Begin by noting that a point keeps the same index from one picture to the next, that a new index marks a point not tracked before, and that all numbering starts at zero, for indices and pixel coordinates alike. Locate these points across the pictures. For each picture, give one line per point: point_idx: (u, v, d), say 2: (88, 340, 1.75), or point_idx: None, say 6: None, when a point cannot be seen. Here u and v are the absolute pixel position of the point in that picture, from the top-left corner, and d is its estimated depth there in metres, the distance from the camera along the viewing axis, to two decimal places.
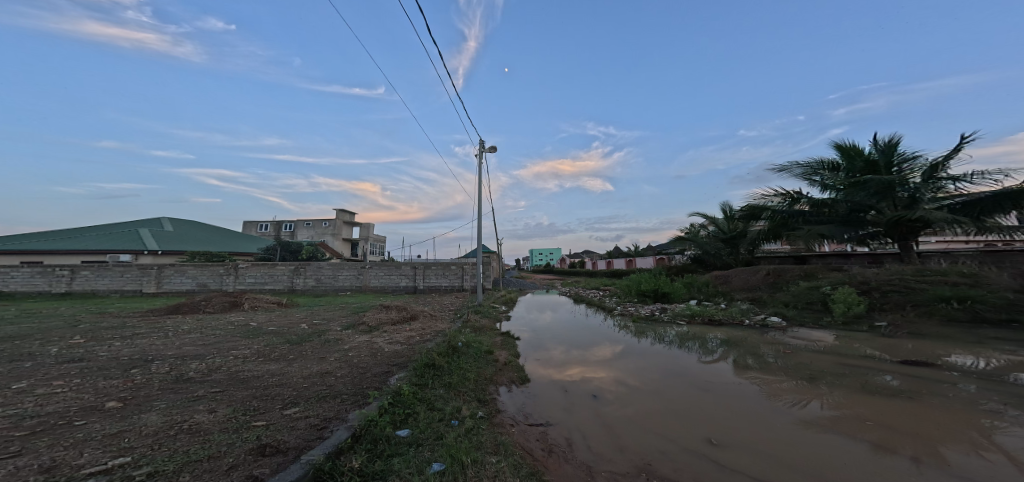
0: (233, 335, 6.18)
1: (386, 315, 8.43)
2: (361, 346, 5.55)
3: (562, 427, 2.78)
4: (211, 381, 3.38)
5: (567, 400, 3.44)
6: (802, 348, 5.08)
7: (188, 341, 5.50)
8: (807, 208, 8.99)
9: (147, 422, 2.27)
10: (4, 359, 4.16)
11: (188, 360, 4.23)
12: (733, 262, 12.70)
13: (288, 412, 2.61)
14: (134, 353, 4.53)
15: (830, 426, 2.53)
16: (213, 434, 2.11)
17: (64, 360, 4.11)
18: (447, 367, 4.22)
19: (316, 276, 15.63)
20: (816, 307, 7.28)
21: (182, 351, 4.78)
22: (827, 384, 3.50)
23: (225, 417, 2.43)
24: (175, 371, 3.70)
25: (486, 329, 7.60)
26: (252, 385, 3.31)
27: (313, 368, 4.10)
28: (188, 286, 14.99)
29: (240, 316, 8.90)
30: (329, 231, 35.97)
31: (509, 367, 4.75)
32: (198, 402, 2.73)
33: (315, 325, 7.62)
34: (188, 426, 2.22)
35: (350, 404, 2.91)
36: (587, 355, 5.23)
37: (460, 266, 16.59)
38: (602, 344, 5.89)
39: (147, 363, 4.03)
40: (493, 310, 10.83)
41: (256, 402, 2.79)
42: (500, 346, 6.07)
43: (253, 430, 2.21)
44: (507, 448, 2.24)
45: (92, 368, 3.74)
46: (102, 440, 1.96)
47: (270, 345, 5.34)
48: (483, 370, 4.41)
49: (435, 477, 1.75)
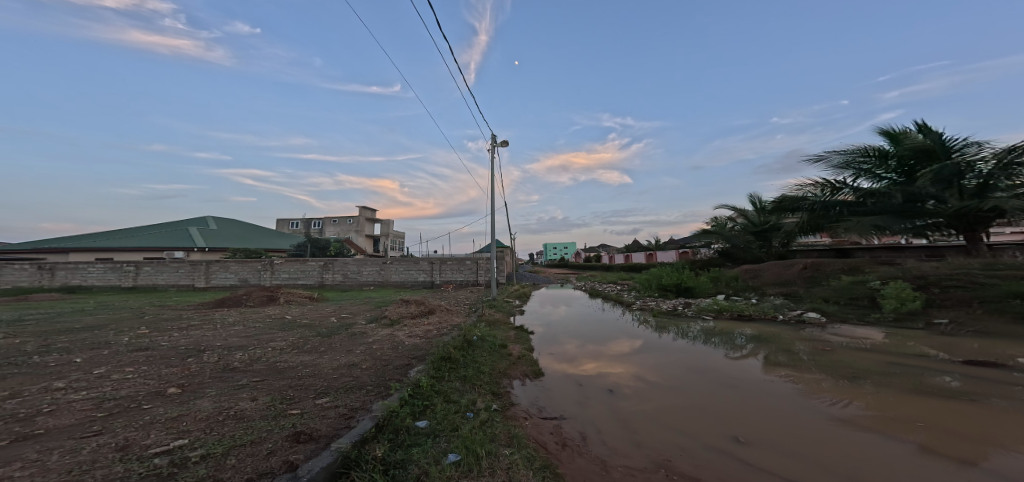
0: (271, 327, 6.46)
1: (405, 309, 8.65)
2: (383, 339, 5.74)
3: (576, 421, 2.80)
4: (253, 370, 3.54)
5: (581, 394, 3.46)
6: (841, 345, 4.95)
7: (234, 333, 5.74)
8: (851, 198, 8.73)
9: (202, 407, 2.40)
10: (77, 348, 4.47)
11: (234, 350, 4.47)
12: (766, 256, 12.42)
13: (318, 402, 2.72)
14: (191, 343, 4.81)
15: (868, 425, 2.48)
16: (258, 421, 2.22)
17: (135, 348, 4.42)
18: (462, 361, 4.30)
19: (343, 272, 16.16)
20: (862, 303, 7.03)
21: (228, 342, 5.01)
22: (873, 383, 3.40)
23: (265, 405, 2.55)
24: (223, 360, 3.90)
25: (499, 323, 7.76)
26: (287, 375, 3.46)
27: (342, 360, 4.26)
28: (235, 281, 15.65)
29: (277, 309, 9.32)
30: (354, 229, 37.09)
31: (523, 361, 4.80)
32: (243, 389, 2.88)
33: (342, 318, 7.94)
34: (234, 413, 2.34)
35: (374, 395, 2.99)
36: (603, 349, 5.23)
37: (474, 261, 16.79)
38: (618, 339, 5.87)
39: (201, 352, 4.25)
40: (506, 304, 11.00)
41: (292, 392, 2.93)
42: (514, 340, 6.16)
43: (288, 418, 2.32)
44: (519, 440, 2.27)
45: (156, 356, 3.99)
46: (168, 423, 2.10)
47: (304, 337, 5.54)
48: (497, 363, 4.47)
49: (450, 468, 1.80)
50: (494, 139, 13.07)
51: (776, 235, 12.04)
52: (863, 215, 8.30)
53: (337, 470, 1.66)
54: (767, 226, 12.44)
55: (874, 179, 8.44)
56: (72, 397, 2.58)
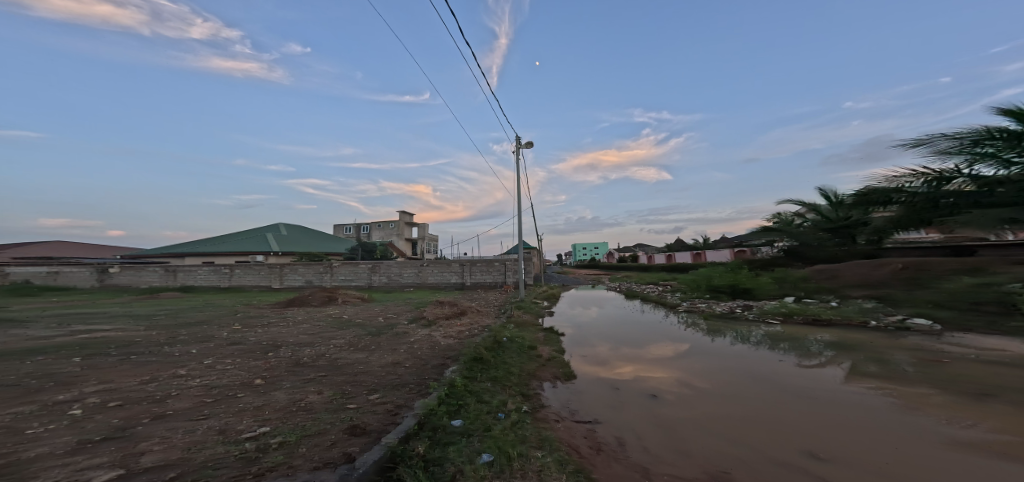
0: (328, 325, 6.86)
1: (440, 311, 8.78)
2: (423, 339, 5.85)
3: (611, 425, 2.73)
4: (318, 366, 3.76)
5: (618, 397, 3.37)
6: (965, 359, 4.34)
7: (301, 331, 6.14)
8: (967, 189, 7.87)
9: (280, 397, 2.59)
10: (188, 341, 5.21)
11: (303, 345, 4.87)
12: (850, 255, 11.40)
13: (371, 397, 2.84)
14: (269, 339, 5.24)
15: (986, 447, 2.17)
16: (324, 414, 2.34)
17: (229, 342, 4.99)
18: (492, 361, 4.33)
19: (387, 274, 16.84)
20: (987, 308, 6.05)
21: (299, 339, 5.36)
22: (1003, 402, 2.97)
23: (329, 398, 2.68)
24: (294, 355, 4.21)
25: (528, 325, 7.67)
26: (346, 371, 3.64)
27: (388, 358, 4.42)
28: (302, 282, 16.84)
29: (335, 309, 9.92)
30: (395, 233, 38.68)
31: (553, 363, 4.74)
32: (312, 383, 3.08)
33: (389, 318, 8.27)
34: (303, 405, 2.49)
35: (416, 393, 3.07)
36: (642, 352, 5.07)
37: (502, 262, 16.82)
38: (660, 342, 5.65)
39: (276, 347, 4.64)
40: (534, 305, 10.87)
41: (351, 388, 3.04)
42: (542, 342, 6.08)
43: (348, 412, 2.42)
44: (551, 443, 2.23)
45: (245, 350, 4.43)
46: (255, 411, 2.28)
47: (359, 336, 5.80)
48: (526, 365, 4.46)
49: (484, 467, 1.80)
50: (517, 141, 12.95)
51: (866, 232, 11.10)
52: (983, 207, 7.40)
53: (388, 463, 1.71)
54: (855, 222, 11.48)
55: (1000, 166, 7.40)
56: (184, 386, 2.94)
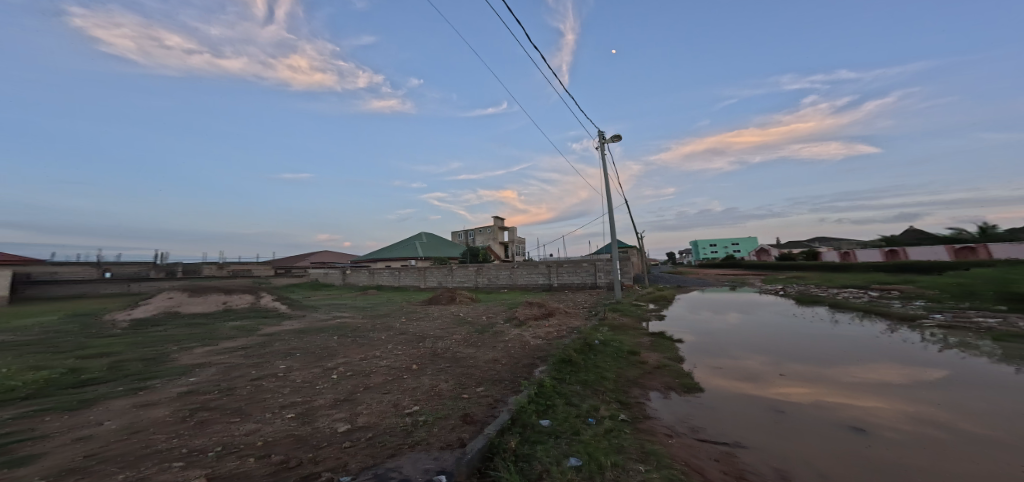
0: (448, 327, 8.47)
1: (528, 311, 8.94)
2: (514, 340, 6.10)
3: (768, 455, 2.23)
4: (444, 358, 5.51)
5: (792, 425, 2.75)
6: None
7: (425, 335, 7.81)
8: None
9: (424, 383, 4.34)
10: (378, 333, 8.75)
11: (438, 338, 7.21)
12: None
13: (478, 390, 3.90)
14: (407, 351, 6.38)
15: None
16: (449, 401, 3.65)
17: (391, 340, 7.61)
18: (582, 363, 4.39)
19: (488, 276, 18.19)
20: None
21: (416, 347, 6.55)
22: None
23: (452, 388, 4.00)
24: (433, 348, 6.30)
25: (626, 329, 7.08)
26: (463, 362, 5.13)
27: (489, 352, 5.49)
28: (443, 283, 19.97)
29: (451, 310, 11.62)
30: (492, 237, 41.65)
31: (662, 372, 4.31)
32: (443, 370, 4.84)
33: (490, 317, 9.10)
34: (437, 391, 3.98)
35: (513, 387, 3.78)
36: (836, 376, 4.01)
37: (591, 263, 16.18)
38: (871, 365, 4.34)
39: (424, 340, 7.20)
40: (636, 308, 10.11)
41: (465, 380, 4.26)
42: (647, 347, 5.70)
43: (463, 401, 3.59)
44: (656, 458, 2.06)
45: (403, 342, 7.17)
46: (412, 391, 4.07)
47: (468, 336, 7.15)
48: (626, 372, 4.27)
49: (572, 471, 1.88)
50: (602, 137, 12.71)
51: None
52: None
53: (488, 452, 2.18)
54: None
55: None
56: (375, 367, 5.33)
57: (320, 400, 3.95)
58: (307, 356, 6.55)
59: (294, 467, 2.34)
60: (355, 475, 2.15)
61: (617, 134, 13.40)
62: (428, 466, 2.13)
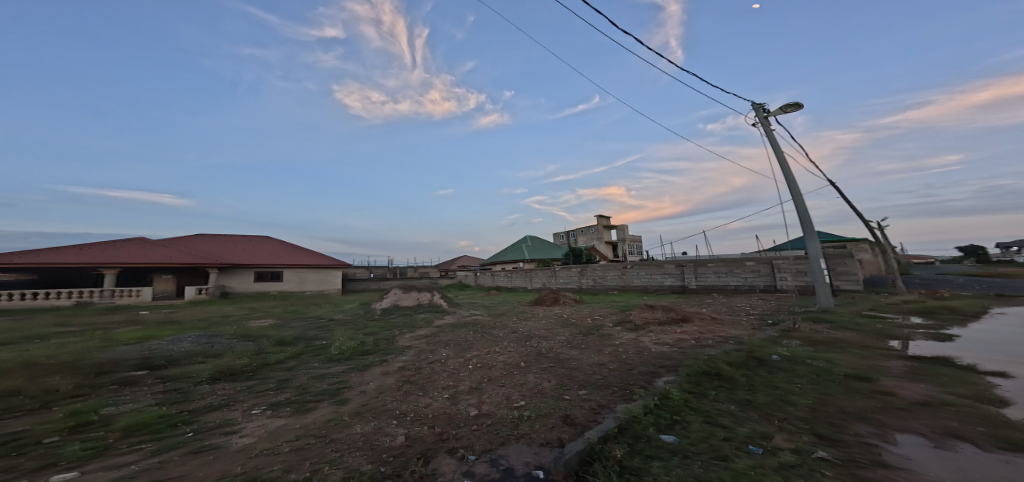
0: (555, 327, 9.39)
1: (652, 315, 9.03)
2: (630, 343, 6.92)
3: None
4: (549, 358, 6.33)
5: None
6: None
7: (541, 333, 8.81)
8: None
9: (531, 380, 5.16)
10: (497, 327, 10.21)
11: (540, 338, 8.16)
12: None
13: (581, 393, 4.43)
14: (531, 349, 7.17)
15: None
16: (551, 399, 4.32)
17: (508, 336, 8.55)
18: (739, 381, 4.52)
19: (593, 276, 18.69)
20: None
21: (536, 344, 7.61)
22: None
23: (553, 387, 4.74)
24: (538, 348, 7.19)
25: (833, 344, 6.31)
26: (567, 364, 5.84)
27: (596, 358, 6.12)
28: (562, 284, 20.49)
29: (557, 310, 12.47)
30: (596, 237, 40.22)
31: (928, 411, 3.24)
32: (547, 370, 5.64)
33: (596, 320, 9.67)
34: (541, 389, 4.72)
35: (619, 396, 4.23)
36: None
37: (759, 261, 13.27)
38: None
39: (533, 338, 8.14)
40: (889, 325, 7.62)
41: (568, 381, 4.95)
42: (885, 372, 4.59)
43: (562, 400, 4.23)
44: None
45: (517, 339, 8.21)
46: (519, 386, 4.92)
47: (573, 335, 8.05)
48: (850, 404, 3.57)
49: None
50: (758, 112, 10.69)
51: None
52: None
53: (587, 456, 2.68)
54: None
55: None
56: (496, 360, 6.42)
57: (460, 385, 5.18)
58: (456, 344, 8.16)
59: (445, 440, 3.35)
60: (478, 455, 2.96)
61: (790, 104, 10.89)
62: (528, 459, 2.76)
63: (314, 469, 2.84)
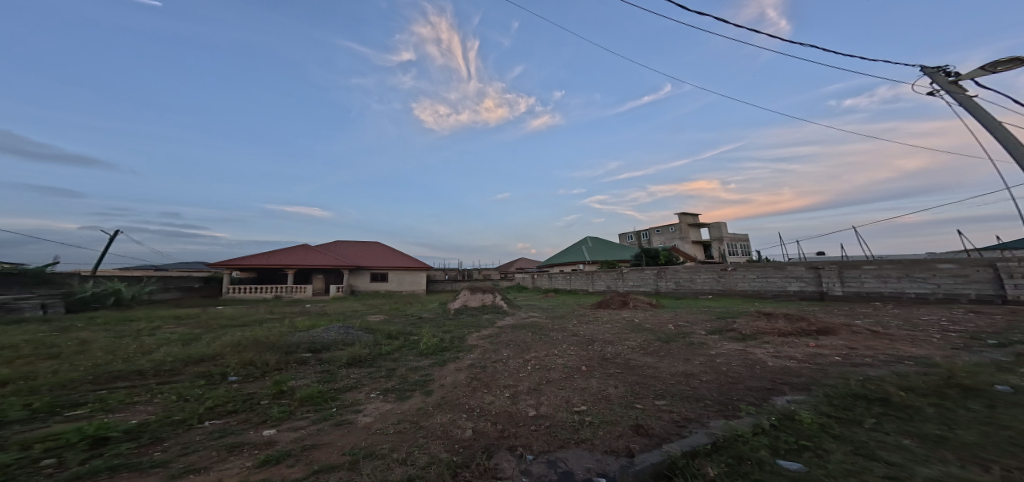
0: (626, 331, 7.76)
1: (766, 324, 6.81)
2: (730, 354, 5.11)
3: None
4: (615, 363, 5.02)
5: None
6: None
7: (609, 337, 7.20)
8: None
9: (594, 385, 3.98)
10: (555, 329, 8.97)
11: (607, 343, 6.57)
12: None
13: (658, 403, 3.22)
14: (606, 353, 5.78)
15: None
16: (619, 407, 3.18)
17: (573, 340, 7.17)
18: (918, 406, 2.74)
19: (674, 279, 14.59)
20: None
21: (612, 348, 6.11)
22: None
23: (622, 393, 3.62)
24: (602, 352, 5.82)
25: None
26: (639, 372, 4.49)
27: (680, 367, 4.59)
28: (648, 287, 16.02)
29: (623, 314, 10.54)
30: (676, 235, 35.93)
31: None
32: (613, 376, 4.36)
33: (681, 326, 7.73)
34: (607, 395, 3.56)
35: (715, 411, 2.94)
36: None
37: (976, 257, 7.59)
38: None
39: (595, 342, 6.70)
40: None
41: (639, 388, 3.77)
42: None
43: (635, 410, 3.08)
44: None
45: (580, 343, 6.81)
46: (580, 391, 3.82)
47: (647, 341, 6.44)
48: None
49: None
50: None
51: None
52: None
53: (665, 472, 1.99)
54: None
55: None
56: (556, 363, 5.28)
57: (519, 385, 4.24)
58: (517, 344, 7.20)
59: (508, 438, 2.63)
60: (535, 455, 2.30)
61: None
62: (591, 466, 2.08)
63: (405, 453, 2.39)
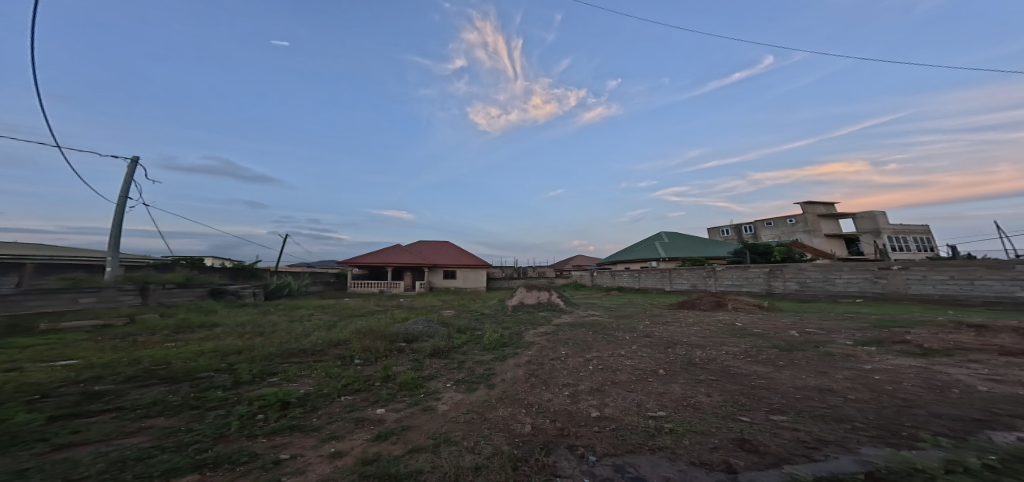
0: (725, 333, 8.11)
1: (954, 340, 6.09)
2: (897, 371, 4.71)
3: None
4: (711, 369, 5.33)
5: None
6: None
7: (716, 340, 7.47)
8: None
9: (679, 391, 4.36)
10: (620, 329, 9.79)
11: (695, 347, 6.86)
12: None
13: (775, 418, 3.28)
14: (708, 356, 6.17)
15: None
16: (714, 417, 3.43)
17: (655, 339, 7.98)
18: None
19: (798, 279, 13.49)
20: None
21: (709, 348, 6.71)
22: None
23: (718, 403, 3.84)
24: (690, 355, 6.30)
25: None
26: (739, 381, 4.64)
27: (810, 381, 4.46)
28: (779, 289, 14.28)
29: (727, 315, 10.72)
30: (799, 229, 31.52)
31: None
32: (703, 383, 4.66)
33: (809, 333, 7.51)
34: (696, 403, 3.89)
35: (875, 437, 2.75)
36: None
37: None
38: None
39: (677, 345, 7.23)
40: None
41: (746, 399, 3.90)
42: None
43: (738, 422, 3.25)
44: None
45: (657, 344, 7.52)
46: (658, 396, 4.28)
47: (758, 347, 6.52)
48: None
49: None
50: None
51: None
52: None
53: None
54: None
55: None
56: (622, 364, 6.01)
57: (581, 384, 5.03)
58: (574, 343, 8.27)
59: (566, 436, 3.23)
60: (600, 458, 2.71)
61: None
62: (668, 475, 2.34)
63: (471, 442, 3.19)
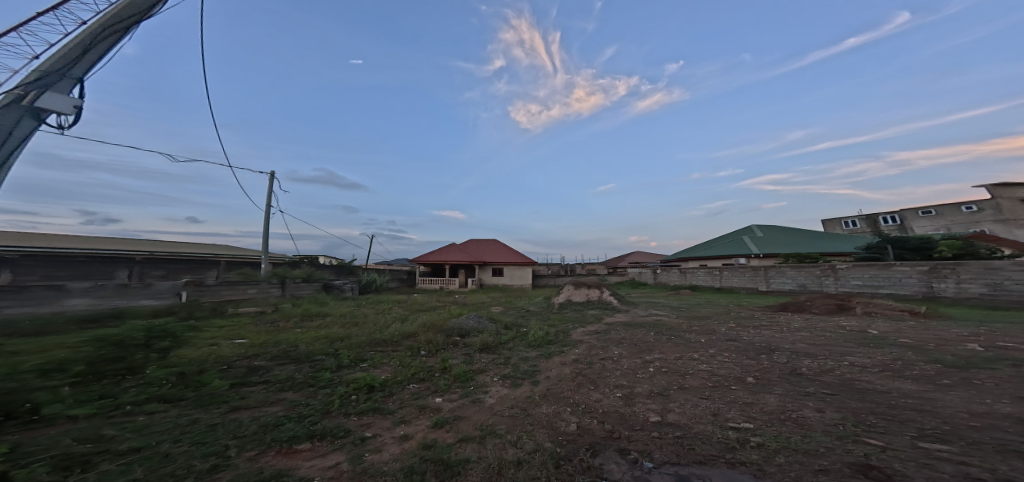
0: (846, 340, 6.04)
1: None
2: None
3: None
4: (823, 382, 4.00)
5: None
6: None
7: (827, 349, 5.51)
8: None
9: (773, 403, 3.39)
10: (691, 332, 7.76)
11: (802, 356, 5.21)
12: None
13: (920, 444, 2.39)
14: (822, 365, 4.64)
15: None
16: (824, 436, 2.60)
17: (743, 341, 6.45)
18: None
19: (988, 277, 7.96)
20: None
21: (818, 356, 5.10)
22: None
23: (832, 421, 2.91)
24: (792, 364, 4.79)
25: None
26: (872, 398, 3.39)
27: (991, 407, 3.00)
28: (956, 297, 8.50)
29: (854, 321, 7.68)
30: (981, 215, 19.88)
31: None
32: (808, 396, 3.54)
33: (1003, 347, 4.94)
34: (796, 418, 3.01)
35: None
36: None
37: None
38: None
39: (772, 352, 5.56)
40: None
41: (874, 420, 2.88)
42: None
43: (861, 445, 2.41)
44: None
45: (740, 348, 5.88)
46: (743, 406, 3.37)
47: (900, 360, 4.66)
48: None
49: None
50: None
51: None
52: None
53: None
54: None
55: None
56: (694, 368, 4.82)
57: (638, 387, 4.16)
58: (630, 343, 6.87)
59: (617, 439, 2.79)
60: (657, 465, 2.34)
61: None
62: None
63: (515, 436, 2.94)
